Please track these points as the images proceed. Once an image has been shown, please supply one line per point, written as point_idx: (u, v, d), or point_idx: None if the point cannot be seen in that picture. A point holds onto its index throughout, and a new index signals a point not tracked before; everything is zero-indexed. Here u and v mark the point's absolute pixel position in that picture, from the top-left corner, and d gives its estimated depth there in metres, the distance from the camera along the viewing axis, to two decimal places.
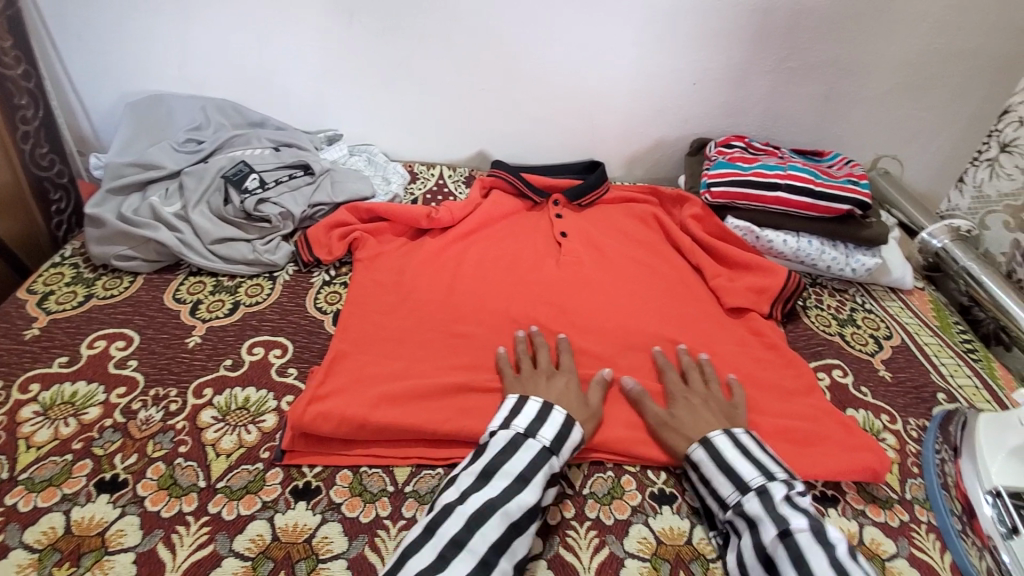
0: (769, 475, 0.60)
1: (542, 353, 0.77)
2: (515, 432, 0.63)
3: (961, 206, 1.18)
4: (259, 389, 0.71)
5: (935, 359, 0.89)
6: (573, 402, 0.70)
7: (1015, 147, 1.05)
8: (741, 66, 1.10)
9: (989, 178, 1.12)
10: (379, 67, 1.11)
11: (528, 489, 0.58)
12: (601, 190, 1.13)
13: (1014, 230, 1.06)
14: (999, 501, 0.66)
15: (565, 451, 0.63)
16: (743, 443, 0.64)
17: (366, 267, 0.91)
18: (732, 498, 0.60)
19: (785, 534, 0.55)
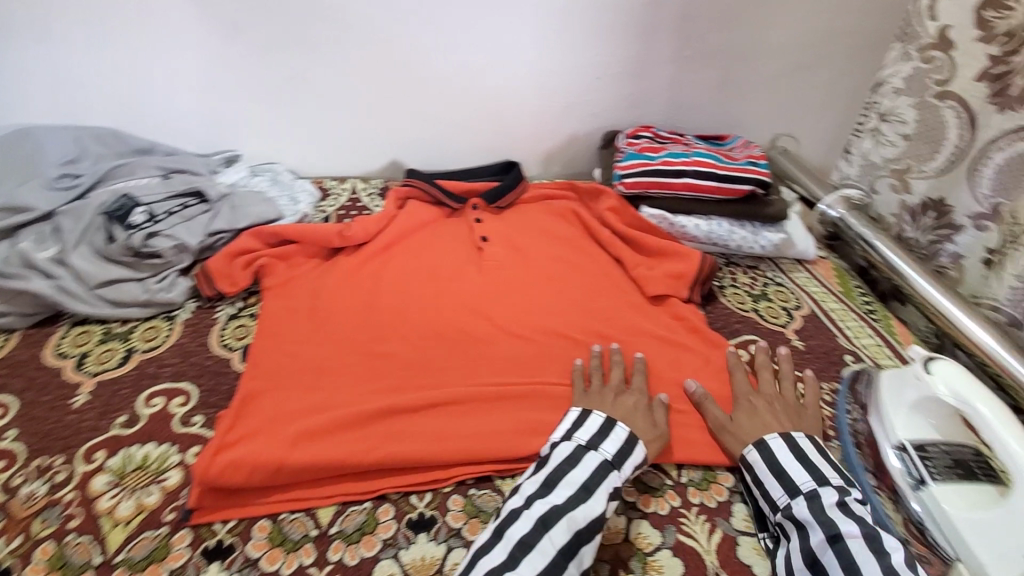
0: (822, 480, 0.62)
1: (615, 369, 0.77)
2: (577, 445, 0.64)
3: (852, 174, 1.16)
4: (160, 444, 0.66)
5: (841, 324, 0.94)
6: (639, 420, 0.70)
7: (893, 116, 1.04)
8: (640, 58, 1.12)
9: (874, 147, 1.10)
10: (275, 81, 1.05)
11: (594, 499, 0.58)
12: (519, 190, 1.12)
13: (901, 193, 1.05)
14: (905, 455, 0.69)
15: (626, 466, 0.63)
16: (799, 447, 0.66)
17: (275, 296, 0.86)
18: (783, 501, 0.62)
19: (836, 540, 0.56)
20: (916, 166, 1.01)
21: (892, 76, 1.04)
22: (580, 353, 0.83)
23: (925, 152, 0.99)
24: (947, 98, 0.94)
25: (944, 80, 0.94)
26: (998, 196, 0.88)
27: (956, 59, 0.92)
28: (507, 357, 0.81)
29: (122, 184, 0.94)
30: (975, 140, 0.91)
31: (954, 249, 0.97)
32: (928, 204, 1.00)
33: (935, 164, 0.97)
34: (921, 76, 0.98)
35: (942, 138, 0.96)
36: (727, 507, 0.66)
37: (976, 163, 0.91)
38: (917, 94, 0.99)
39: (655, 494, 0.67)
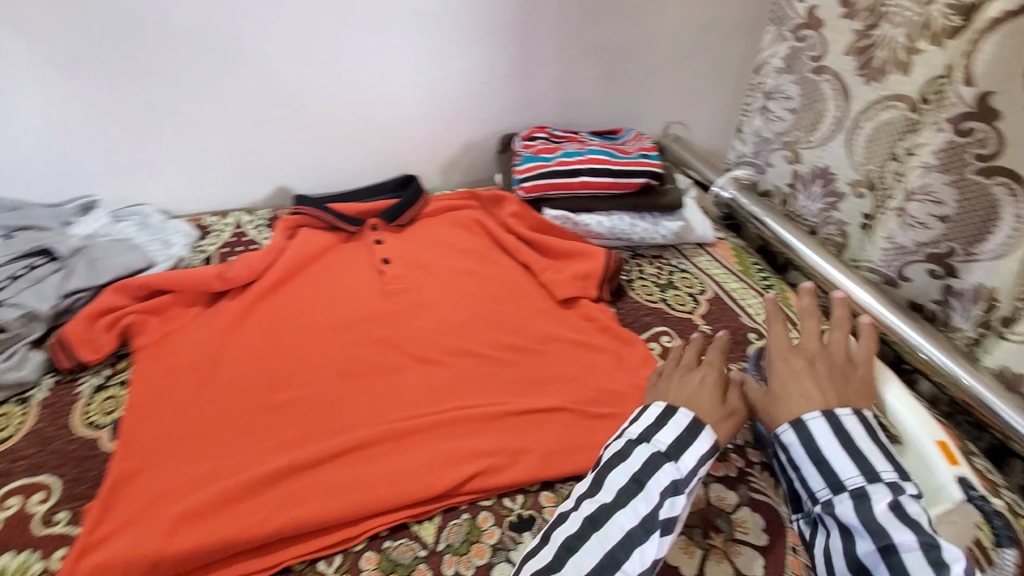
0: (872, 474, 0.53)
1: (689, 347, 0.70)
2: (629, 439, 0.59)
3: (746, 152, 1.16)
4: (16, 553, 0.57)
5: (742, 302, 0.97)
6: (704, 401, 0.63)
7: (778, 93, 1.06)
8: (524, 59, 1.11)
9: (763, 123, 1.10)
10: (130, 114, 0.95)
11: (648, 494, 0.55)
12: (419, 205, 1.06)
13: (793, 164, 1.06)
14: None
15: (686, 458, 0.57)
16: (844, 430, 0.56)
17: (149, 356, 0.77)
18: (824, 495, 0.54)
19: (888, 551, 0.50)
20: (804, 138, 1.03)
21: (771, 57, 1.06)
22: (494, 369, 0.81)
23: (809, 124, 1.01)
24: (823, 72, 0.97)
25: (818, 57, 0.98)
26: (871, 163, 0.93)
27: (826, 36, 0.96)
28: (418, 386, 0.77)
29: None
30: (850, 110, 0.94)
31: (839, 216, 1.01)
32: (817, 173, 1.02)
33: (819, 134, 1.00)
34: (797, 54, 1.01)
35: (822, 110, 0.98)
36: None
37: (851, 133, 0.95)
38: (796, 71, 1.02)
39: None
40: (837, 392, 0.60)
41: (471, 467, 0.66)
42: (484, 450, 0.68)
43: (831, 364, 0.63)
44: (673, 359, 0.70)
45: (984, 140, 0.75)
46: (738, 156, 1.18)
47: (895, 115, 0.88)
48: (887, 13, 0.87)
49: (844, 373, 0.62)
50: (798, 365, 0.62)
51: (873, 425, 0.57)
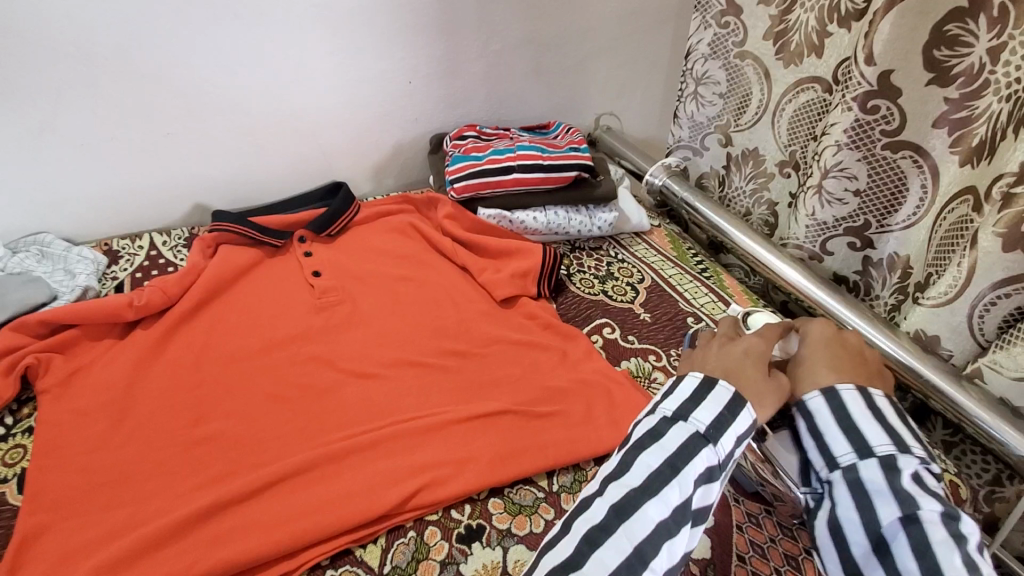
0: (902, 446, 0.51)
1: (727, 327, 0.65)
2: (663, 417, 0.53)
3: (683, 137, 1.16)
4: None
5: (679, 287, 0.99)
6: (749, 371, 0.56)
7: (707, 79, 1.06)
8: (448, 57, 1.09)
9: (697, 108, 1.10)
10: (13, 137, 0.87)
11: (682, 480, 0.48)
12: (350, 213, 1.01)
13: (726, 146, 1.09)
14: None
15: (728, 440, 0.50)
16: (874, 406, 0.54)
17: (56, 398, 0.70)
18: (847, 459, 0.52)
19: (911, 520, 0.47)
20: (734, 121, 1.05)
21: (698, 43, 1.05)
22: (437, 377, 0.79)
23: (738, 107, 1.04)
24: (745, 58, 0.99)
25: (741, 42, 0.98)
26: (794, 144, 0.97)
27: (745, 22, 0.96)
28: (356, 402, 0.74)
29: None
30: (772, 93, 0.97)
31: (769, 196, 1.05)
32: (748, 154, 1.05)
33: (748, 117, 1.02)
34: (721, 40, 1.01)
35: (748, 94, 1.01)
36: None
37: (775, 115, 0.98)
38: (722, 56, 1.02)
39: (529, 512, 0.64)
40: (867, 377, 0.58)
41: (415, 483, 0.64)
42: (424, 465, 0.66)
43: (862, 352, 0.61)
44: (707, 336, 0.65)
45: (888, 117, 0.79)
46: (676, 141, 1.19)
47: (812, 96, 0.92)
48: None
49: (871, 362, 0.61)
50: (837, 347, 0.61)
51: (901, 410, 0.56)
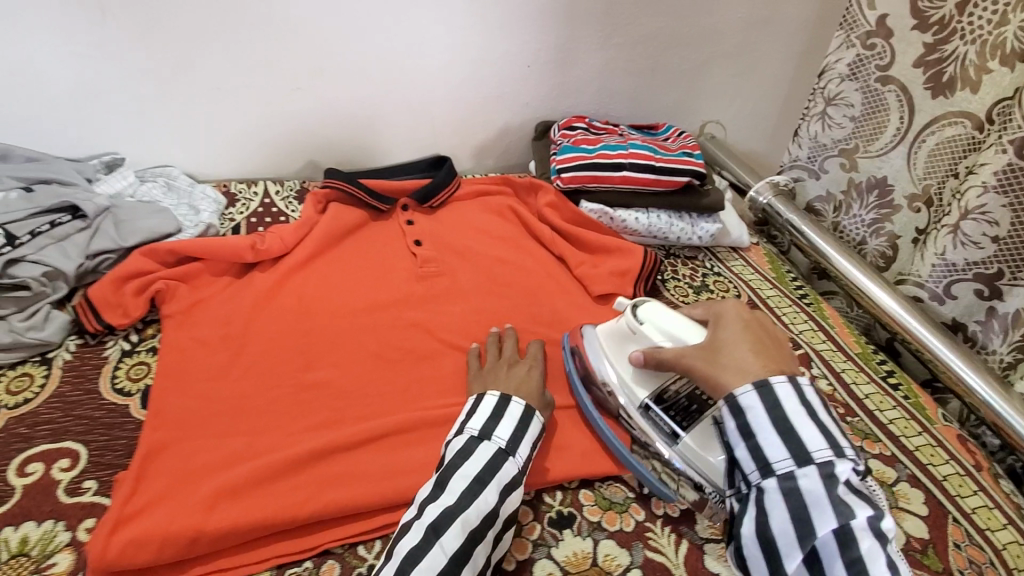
0: (837, 450, 0.51)
1: (508, 343, 0.77)
2: (470, 436, 0.60)
3: (801, 156, 1.12)
4: (41, 522, 0.54)
5: (777, 310, 0.96)
6: (530, 389, 0.68)
7: (839, 100, 1.02)
8: (570, 46, 1.08)
9: (822, 129, 1.07)
10: (156, 74, 0.90)
11: (488, 491, 0.55)
12: (452, 188, 1.02)
13: (850, 171, 1.05)
14: (649, 414, 0.67)
15: (522, 450, 0.60)
16: (808, 402, 0.54)
17: (179, 325, 0.74)
18: (784, 466, 0.51)
19: (846, 529, 0.47)
20: (863, 147, 1.01)
21: (836, 62, 1.00)
22: None
23: (870, 134, 0.99)
24: (889, 83, 0.94)
25: (886, 66, 0.94)
26: (930, 178, 0.93)
27: (894, 46, 0.92)
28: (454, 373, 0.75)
29: None
30: (913, 123, 0.93)
31: (890, 229, 1.01)
32: (873, 183, 1.01)
33: (881, 144, 0.98)
34: (863, 62, 0.97)
35: (883, 121, 0.97)
36: (690, 514, 0.64)
37: (912, 147, 0.94)
38: (860, 79, 0.98)
39: (620, 510, 0.64)
40: (780, 357, 0.59)
41: None
42: None
43: (768, 331, 0.62)
44: (493, 351, 0.75)
45: None
46: (792, 160, 1.15)
47: (959, 132, 0.88)
48: (960, 29, 0.84)
49: (776, 339, 0.62)
50: (755, 333, 0.60)
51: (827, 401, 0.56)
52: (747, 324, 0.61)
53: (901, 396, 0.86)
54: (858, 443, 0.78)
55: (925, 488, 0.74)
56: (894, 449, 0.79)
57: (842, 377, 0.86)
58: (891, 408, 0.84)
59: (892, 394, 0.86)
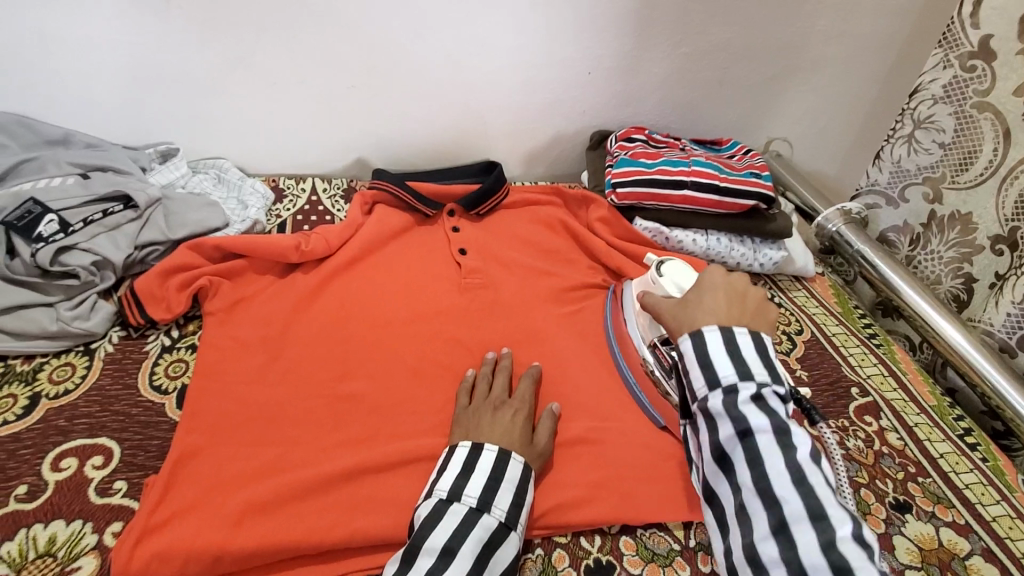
0: (744, 374, 0.58)
1: (501, 376, 0.70)
2: (438, 499, 0.55)
3: (880, 181, 1.06)
4: (70, 522, 0.53)
5: (843, 349, 0.89)
6: (517, 438, 0.62)
7: (930, 123, 0.95)
8: (634, 54, 1.03)
9: (907, 154, 0.99)
10: (214, 66, 0.90)
11: (460, 560, 0.50)
12: (501, 194, 0.98)
13: (932, 203, 0.97)
14: (656, 351, 0.73)
15: (495, 505, 0.55)
16: (733, 341, 0.60)
17: (221, 323, 0.73)
18: (702, 394, 0.59)
19: (744, 435, 0.55)
20: (951, 177, 0.93)
21: (931, 82, 0.93)
22: (575, 388, 0.74)
23: (959, 163, 0.91)
24: (985, 109, 0.86)
25: (985, 91, 0.86)
26: (1017, 219, 0.83)
27: (996, 70, 0.84)
28: None
29: (29, 181, 0.77)
30: (1007, 156, 0.84)
31: (969, 270, 0.93)
32: (957, 217, 0.93)
33: (969, 177, 0.90)
34: (960, 84, 0.89)
35: (975, 150, 0.89)
36: None
37: (1004, 182, 0.85)
38: (955, 103, 0.90)
39: (663, 563, 0.59)
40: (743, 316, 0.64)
41: (551, 501, 0.61)
42: (558, 484, 0.63)
43: (741, 291, 0.67)
44: (484, 385, 0.69)
45: None
46: (869, 184, 1.08)
47: None
48: None
49: (748, 300, 0.67)
50: (726, 296, 0.66)
51: (767, 344, 0.61)
52: (715, 285, 0.67)
53: (979, 457, 0.77)
54: (929, 508, 0.70)
55: (1001, 564, 0.66)
56: (969, 517, 0.70)
57: (914, 431, 0.78)
58: (968, 471, 0.75)
59: (969, 455, 0.77)
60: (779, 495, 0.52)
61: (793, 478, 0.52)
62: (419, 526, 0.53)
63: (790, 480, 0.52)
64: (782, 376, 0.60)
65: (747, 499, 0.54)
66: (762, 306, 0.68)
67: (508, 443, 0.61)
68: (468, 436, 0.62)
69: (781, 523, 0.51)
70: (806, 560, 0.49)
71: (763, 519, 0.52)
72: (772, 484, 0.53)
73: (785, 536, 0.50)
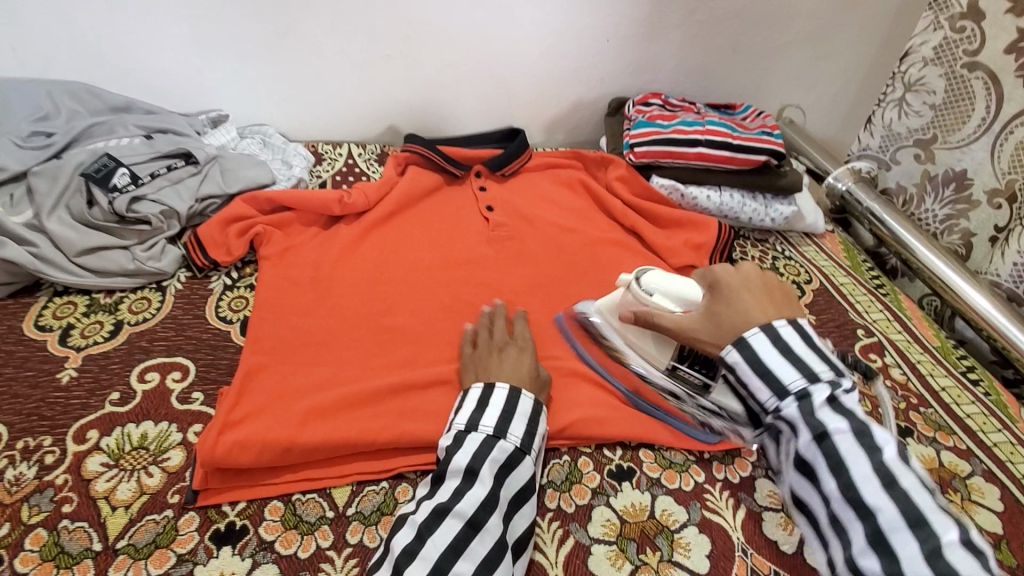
0: (812, 376, 0.56)
1: (498, 321, 0.74)
2: (458, 431, 0.59)
3: (872, 145, 1.12)
4: (158, 423, 0.61)
5: (851, 298, 0.93)
6: (525, 373, 0.66)
7: (920, 85, 1.00)
8: (652, 21, 1.08)
9: (898, 117, 1.06)
10: (259, 37, 0.97)
11: (482, 482, 0.54)
12: (524, 157, 1.03)
13: (925, 163, 1.03)
14: (677, 373, 0.68)
15: (511, 429, 0.59)
16: (781, 341, 0.58)
17: (274, 265, 0.80)
18: (772, 405, 0.57)
19: (825, 439, 0.54)
20: (941, 138, 0.99)
21: (921, 44, 0.98)
22: None
23: (950, 124, 0.97)
24: (976, 69, 0.91)
25: (974, 51, 0.91)
26: (1013, 172, 0.89)
27: (985, 30, 0.89)
28: None
29: (101, 141, 0.85)
30: (999, 113, 0.90)
31: (966, 226, 0.98)
32: (952, 176, 0.98)
33: (960, 137, 0.96)
34: (950, 46, 0.94)
35: (967, 111, 0.94)
36: (751, 482, 0.65)
37: (998, 139, 0.90)
38: (945, 64, 0.96)
39: (679, 470, 0.65)
40: (773, 310, 0.63)
41: (574, 414, 0.67)
42: (580, 404, 0.69)
43: (760, 282, 0.66)
44: (485, 332, 0.72)
45: None
46: (862, 149, 1.15)
47: None
48: None
49: (770, 291, 0.65)
50: (753, 294, 0.64)
51: (810, 334, 0.60)
52: (736, 283, 0.65)
53: (982, 392, 0.82)
54: (930, 433, 0.75)
55: (1001, 484, 0.71)
56: (970, 443, 0.75)
57: (917, 367, 0.83)
58: (970, 403, 0.80)
59: (971, 390, 0.82)
60: (870, 501, 0.51)
61: (883, 484, 0.51)
62: (444, 455, 0.58)
63: (888, 500, 0.51)
64: (842, 366, 0.58)
65: (838, 509, 0.53)
66: (782, 291, 0.66)
67: (518, 376, 0.65)
68: (481, 376, 0.65)
69: (876, 535, 0.50)
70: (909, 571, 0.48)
71: (860, 531, 0.51)
72: (862, 493, 0.52)
73: (885, 547, 0.50)
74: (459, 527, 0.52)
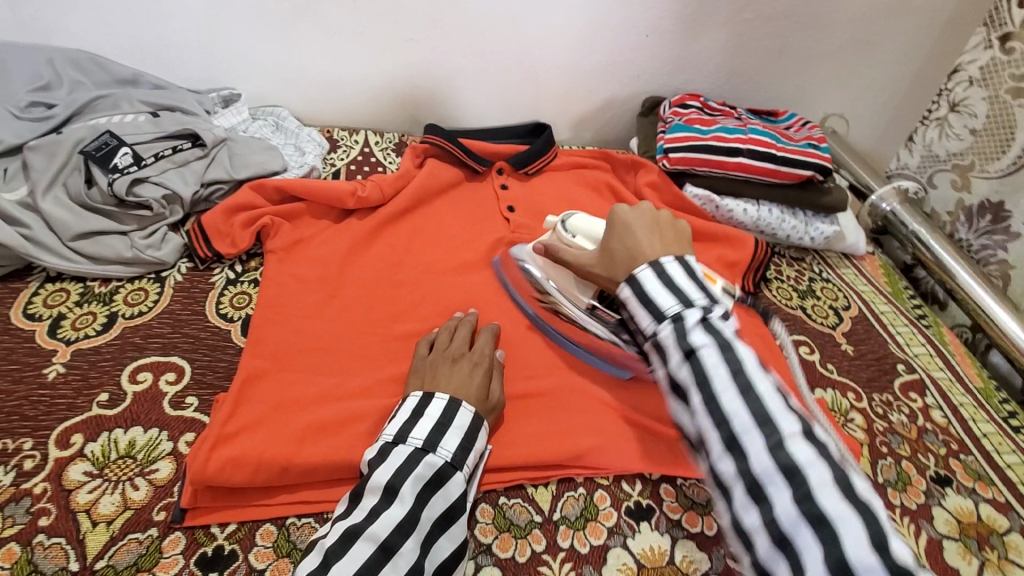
0: (685, 297, 0.49)
1: (463, 329, 0.68)
2: (384, 442, 0.54)
3: (910, 164, 1.06)
4: (148, 429, 0.57)
5: (891, 328, 0.87)
6: (472, 391, 0.61)
7: (963, 107, 0.95)
8: (695, 17, 1.00)
9: (938, 138, 1.00)
10: (275, 11, 0.91)
11: (400, 503, 0.49)
12: (548, 156, 0.97)
13: (960, 191, 0.98)
14: (595, 312, 0.69)
15: (441, 442, 0.54)
16: (666, 273, 0.52)
17: (281, 260, 0.75)
18: (649, 329, 0.50)
19: (691, 355, 0.47)
20: (979, 166, 0.94)
21: (969, 63, 0.92)
22: None
23: (988, 153, 0.92)
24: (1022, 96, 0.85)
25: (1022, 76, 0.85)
26: None
27: None
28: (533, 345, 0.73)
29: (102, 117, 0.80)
30: None
31: (1003, 257, 0.93)
32: (988, 207, 0.93)
33: (999, 166, 0.91)
34: (996, 67, 0.89)
35: (1008, 138, 0.89)
36: None
37: None
38: (990, 87, 0.90)
39: (703, 511, 0.61)
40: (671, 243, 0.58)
41: (592, 442, 0.63)
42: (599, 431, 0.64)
43: (657, 217, 0.61)
44: (443, 336, 0.67)
45: None
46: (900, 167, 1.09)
47: None
48: None
49: (666, 225, 0.61)
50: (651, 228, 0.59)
51: (693, 263, 0.54)
52: (632, 217, 0.60)
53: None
54: (969, 483, 0.70)
55: None
56: (1009, 496, 0.69)
57: (958, 410, 0.78)
58: (1011, 452, 0.74)
59: (1012, 437, 0.76)
60: (728, 412, 0.44)
61: (740, 389, 0.44)
62: (367, 469, 0.53)
63: (747, 410, 0.44)
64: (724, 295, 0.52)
65: (698, 424, 0.46)
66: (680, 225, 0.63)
67: (461, 392, 0.60)
68: (424, 385, 0.61)
69: (729, 440, 0.44)
70: (756, 469, 0.42)
71: (715, 438, 0.44)
72: (723, 406, 0.44)
73: (738, 449, 0.43)
74: (371, 551, 0.46)
